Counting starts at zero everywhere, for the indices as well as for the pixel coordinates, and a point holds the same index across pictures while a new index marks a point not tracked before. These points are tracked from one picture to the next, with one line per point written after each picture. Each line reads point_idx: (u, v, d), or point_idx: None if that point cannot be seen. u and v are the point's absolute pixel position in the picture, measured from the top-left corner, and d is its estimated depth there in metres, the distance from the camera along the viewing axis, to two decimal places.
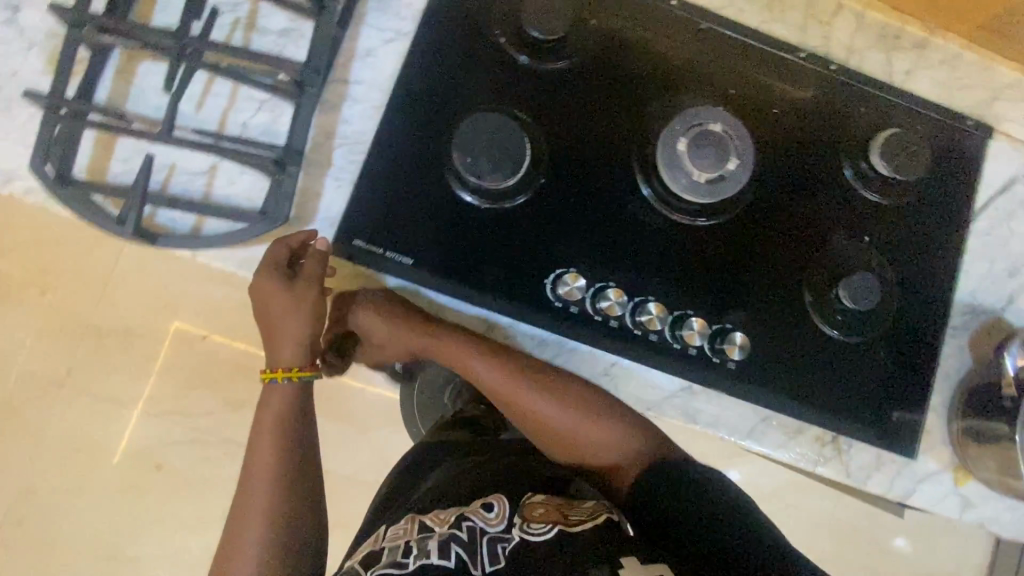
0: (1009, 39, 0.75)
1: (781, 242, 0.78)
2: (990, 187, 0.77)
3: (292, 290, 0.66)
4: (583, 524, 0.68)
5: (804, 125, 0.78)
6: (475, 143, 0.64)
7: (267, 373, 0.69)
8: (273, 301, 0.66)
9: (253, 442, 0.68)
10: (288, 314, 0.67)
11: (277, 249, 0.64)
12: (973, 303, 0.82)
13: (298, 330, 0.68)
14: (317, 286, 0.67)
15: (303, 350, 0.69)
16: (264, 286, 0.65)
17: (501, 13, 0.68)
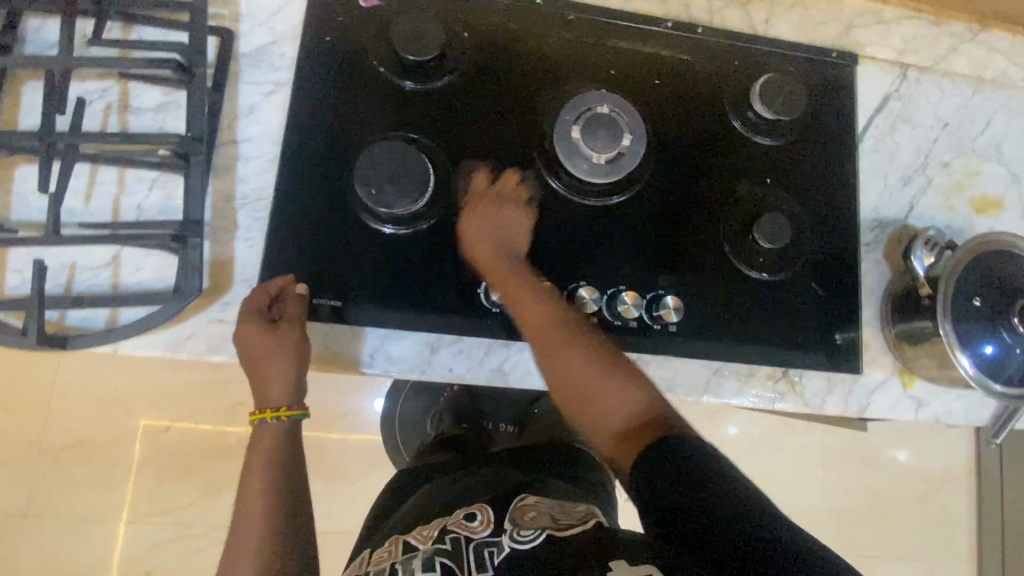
0: None
1: (689, 191, 0.72)
2: (867, 111, 0.79)
3: (272, 335, 0.60)
4: (571, 527, 0.62)
5: (691, 80, 0.75)
6: (375, 173, 0.63)
7: (257, 414, 0.65)
8: (256, 347, 0.61)
9: (247, 465, 0.64)
10: (274, 357, 0.61)
11: (256, 295, 0.61)
12: (879, 218, 0.77)
13: (283, 372, 0.62)
14: (301, 329, 0.62)
15: (292, 388, 0.64)
16: (247, 332, 0.61)
17: (362, 42, 0.69)
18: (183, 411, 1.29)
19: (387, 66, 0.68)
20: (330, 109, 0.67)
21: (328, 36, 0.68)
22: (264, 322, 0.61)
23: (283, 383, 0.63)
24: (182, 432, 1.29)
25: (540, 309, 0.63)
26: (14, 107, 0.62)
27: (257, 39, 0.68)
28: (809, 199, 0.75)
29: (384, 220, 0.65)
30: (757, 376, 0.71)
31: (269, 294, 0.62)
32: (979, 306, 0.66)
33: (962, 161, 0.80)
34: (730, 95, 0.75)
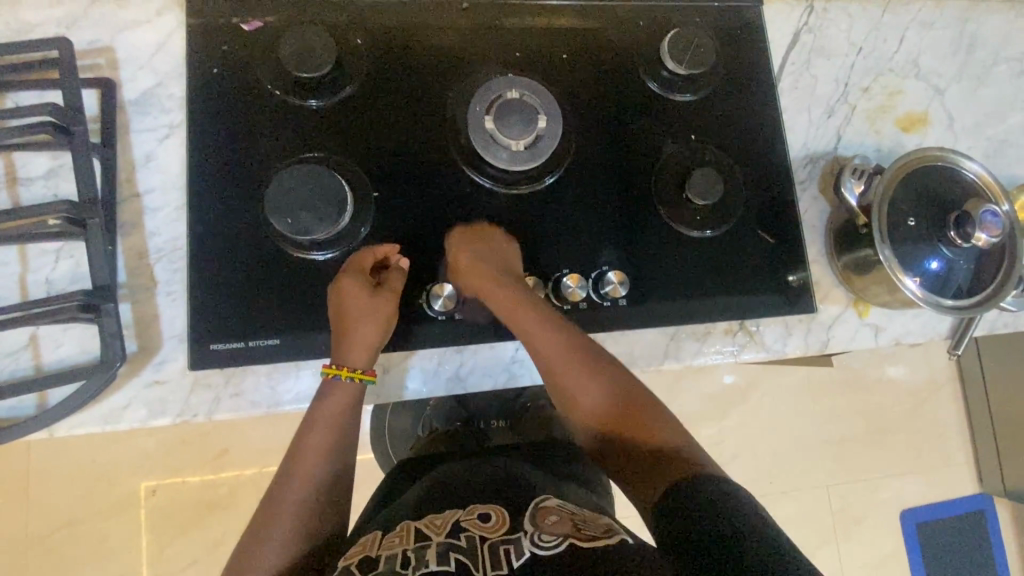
0: None
1: (616, 160, 0.71)
2: (780, 49, 0.78)
3: (374, 300, 0.61)
4: (596, 540, 0.55)
5: (598, 49, 0.73)
6: (290, 201, 0.60)
7: (330, 368, 0.61)
8: (353, 303, 0.60)
9: (307, 424, 0.62)
10: (370, 318, 0.60)
11: (365, 254, 0.63)
12: (809, 154, 0.77)
13: (373, 333, 0.61)
14: (396, 301, 0.63)
15: (376, 352, 0.62)
16: (349, 290, 0.61)
17: (251, 67, 0.66)
18: (167, 470, 1.26)
19: (282, 87, 0.65)
20: (232, 143, 0.64)
21: (214, 67, 0.65)
22: (367, 283, 0.62)
23: (369, 345, 0.61)
24: (170, 491, 1.25)
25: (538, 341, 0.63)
26: None
27: (141, 84, 0.65)
28: (737, 147, 0.74)
29: (302, 246, 0.62)
30: (715, 332, 0.71)
31: (375, 258, 0.64)
32: (914, 226, 0.66)
33: (881, 83, 0.80)
34: (641, 57, 0.73)
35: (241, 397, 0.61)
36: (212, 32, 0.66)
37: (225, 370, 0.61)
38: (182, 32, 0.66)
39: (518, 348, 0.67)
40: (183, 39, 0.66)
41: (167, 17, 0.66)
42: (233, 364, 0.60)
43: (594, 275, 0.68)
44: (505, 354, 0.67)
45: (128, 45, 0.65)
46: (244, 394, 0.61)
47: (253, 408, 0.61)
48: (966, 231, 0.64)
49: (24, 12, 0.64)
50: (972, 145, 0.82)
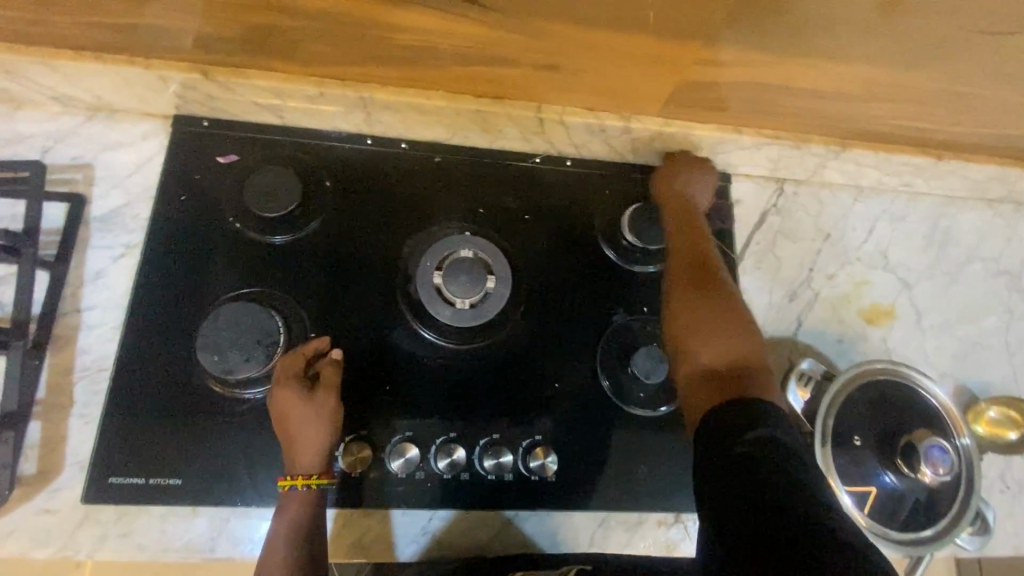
0: (721, 103, 0.69)
1: (564, 326, 0.71)
2: (746, 226, 0.79)
3: (312, 401, 0.59)
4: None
5: (562, 211, 0.75)
6: (222, 340, 0.60)
7: (285, 482, 0.57)
8: (292, 412, 0.58)
9: (265, 552, 0.55)
10: (315, 420, 0.58)
11: (292, 358, 0.60)
12: (767, 338, 0.75)
13: (321, 435, 0.58)
14: (337, 395, 0.61)
15: (328, 452, 0.59)
16: (284, 400, 0.58)
17: (217, 198, 0.68)
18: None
19: (242, 221, 0.67)
20: (184, 270, 0.65)
21: (183, 195, 0.68)
22: (301, 387, 0.60)
23: (318, 445, 0.58)
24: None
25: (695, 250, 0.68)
26: None
27: (110, 201, 0.67)
28: None
29: (223, 383, 0.62)
30: (648, 522, 0.67)
31: (305, 357, 0.61)
32: (860, 446, 0.63)
33: (847, 273, 0.80)
34: (602, 225, 0.74)
35: (128, 537, 0.58)
36: (189, 160, 0.69)
37: (120, 505, 0.58)
38: (161, 156, 0.69)
39: (431, 516, 0.63)
40: (161, 163, 0.69)
41: (151, 141, 0.70)
42: (129, 501, 0.58)
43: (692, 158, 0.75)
44: (419, 524, 0.63)
45: (107, 163, 0.68)
46: (133, 533, 0.58)
47: (139, 551, 0.58)
48: (913, 463, 0.61)
49: (18, 122, 0.68)
50: (941, 344, 0.80)
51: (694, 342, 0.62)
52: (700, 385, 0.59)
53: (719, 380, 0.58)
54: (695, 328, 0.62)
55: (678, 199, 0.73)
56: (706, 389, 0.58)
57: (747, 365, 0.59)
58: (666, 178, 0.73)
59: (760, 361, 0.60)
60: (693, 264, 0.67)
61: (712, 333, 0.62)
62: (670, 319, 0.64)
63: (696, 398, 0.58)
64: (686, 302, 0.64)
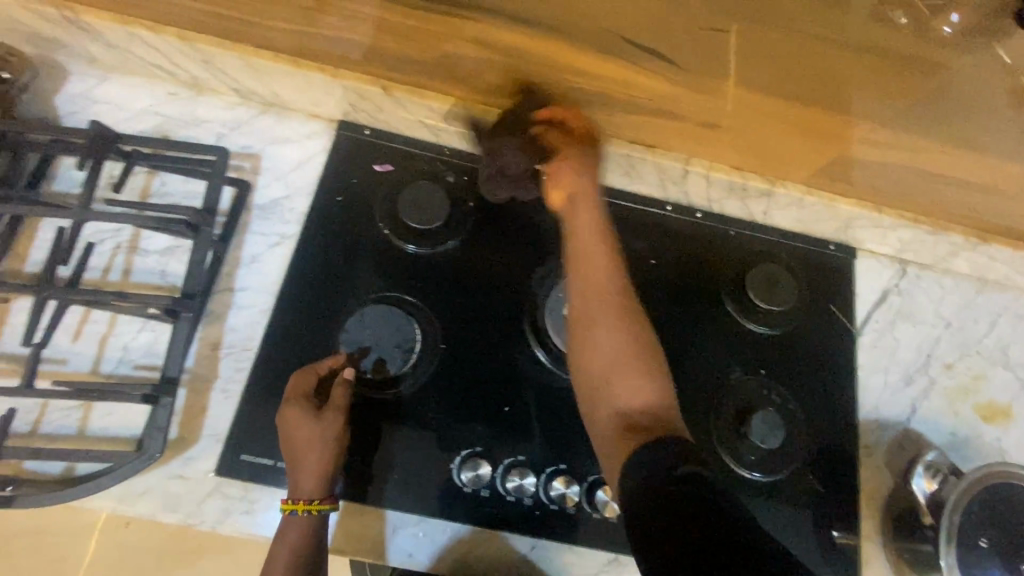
0: (870, 179, 0.69)
1: (677, 374, 0.71)
2: (866, 302, 0.78)
3: (319, 421, 0.58)
4: None
5: (687, 261, 0.76)
6: (363, 339, 0.64)
7: (286, 504, 0.56)
8: (296, 431, 0.58)
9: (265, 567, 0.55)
10: (318, 443, 0.58)
11: (306, 374, 0.61)
12: (880, 419, 0.74)
13: (322, 457, 0.58)
14: (345, 419, 0.60)
15: (330, 478, 0.58)
16: (291, 418, 0.58)
17: (368, 203, 0.72)
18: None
19: (390, 228, 0.71)
20: (330, 266, 0.69)
21: (339, 196, 0.72)
22: (308, 406, 0.59)
23: (319, 470, 0.57)
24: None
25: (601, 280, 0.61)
26: (30, 240, 0.65)
27: (271, 192, 0.71)
28: (804, 392, 0.73)
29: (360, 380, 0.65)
30: None
31: (318, 374, 0.61)
32: (987, 547, 0.60)
33: (964, 365, 0.78)
34: (726, 279, 0.75)
35: (250, 514, 0.60)
36: (348, 164, 0.73)
37: (246, 483, 0.61)
38: (321, 156, 0.74)
39: (534, 545, 0.64)
40: (320, 162, 0.73)
41: (315, 141, 0.74)
42: (256, 480, 0.61)
43: (574, 147, 0.66)
44: (521, 550, 0.64)
45: (273, 156, 0.73)
46: (255, 512, 0.60)
47: (259, 531, 0.60)
48: None
49: (199, 107, 0.74)
50: None
51: (604, 387, 0.57)
52: (615, 435, 0.54)
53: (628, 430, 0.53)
54: (603, 369, 0.57)
55: (582, 206, 0.65)
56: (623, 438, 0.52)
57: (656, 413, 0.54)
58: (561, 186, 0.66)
59: (666, 389, 0.57)
60: (605, 292, 0.61)
61: (618, 372, 0.57)
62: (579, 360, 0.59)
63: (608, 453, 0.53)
64: (597, 341, 0.58)
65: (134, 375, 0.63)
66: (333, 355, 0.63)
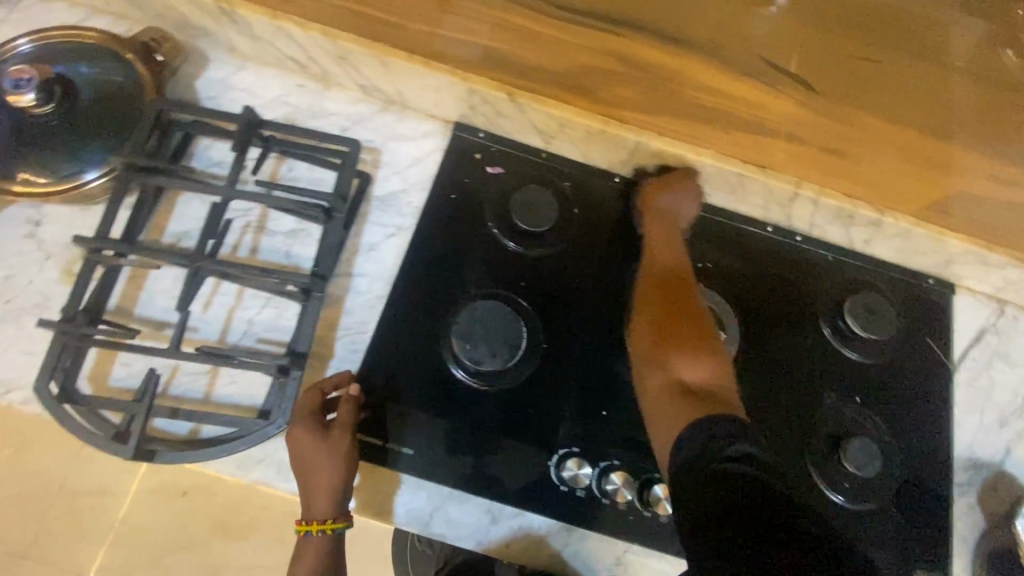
0: (983, 217, 0.69)
1: (770, 393, 0.72)
2: (963, 339, 0.78)
3: (325, 441, 0.59)
4: None
5: (785, 282, 0.76)
6: (473, 331, 0.66)
7: (301, 525, 0.59)
8: (304, 452, 0.58)
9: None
10: (325, 463, 0.58)
11: (311, 394, 0.61)
12: (972, 458, 0.73)
13: (331, 478, 0.58)
14: (352, 437, 0.60)
15: (341, 499, 0.59)
16: (298, 439, 0.59)
17: (479, 202, 0.75)
18: (177, 496, 1.17)
19: (499, 227, 0.74)
20: (442, 260, 0.72)
21: (452, 194, 0.75)
22: (315, 424, 0.60)
23: (328, 490, 0.58)
24: (165, 510, 1.15)
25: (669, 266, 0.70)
26: (168, 212, 0.70)
27: (389, 185, 0.74)
28: (896, 423, 0.73)
29: (469, 373, 0.67)
30: None
31: (324, 392, 0.62)
32: None
33: None
34: (823, 303, 0.76)
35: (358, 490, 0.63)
36: (462, 163, 0.76)
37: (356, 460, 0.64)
38: (437, 155, 0.77)
39: (626, 549, 0.65)
40: (436, 160, 0.76)
41: (431, 139, 0.77)
42: (366, 459, 0.64)
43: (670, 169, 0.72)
44: (611, 552, 0.65)
45: (392, 151, 0.76)
46: (363, 490, 0.63)
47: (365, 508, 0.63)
48: None
49: (326, 100, 0.77)
50: None
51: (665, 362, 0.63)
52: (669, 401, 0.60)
53: (681, 397, 0.59)
54: (670, 346, 0.63)
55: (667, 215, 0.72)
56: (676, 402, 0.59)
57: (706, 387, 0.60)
58: (660, 195, 0.71)
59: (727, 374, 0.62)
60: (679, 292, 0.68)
61: (685, 350, 0.62)
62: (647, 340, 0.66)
63: (660, 417, 0.60)
64: (665, 326, 0.65)
65: (257, 347, 0.66)
66: (340, 372, 0.64)
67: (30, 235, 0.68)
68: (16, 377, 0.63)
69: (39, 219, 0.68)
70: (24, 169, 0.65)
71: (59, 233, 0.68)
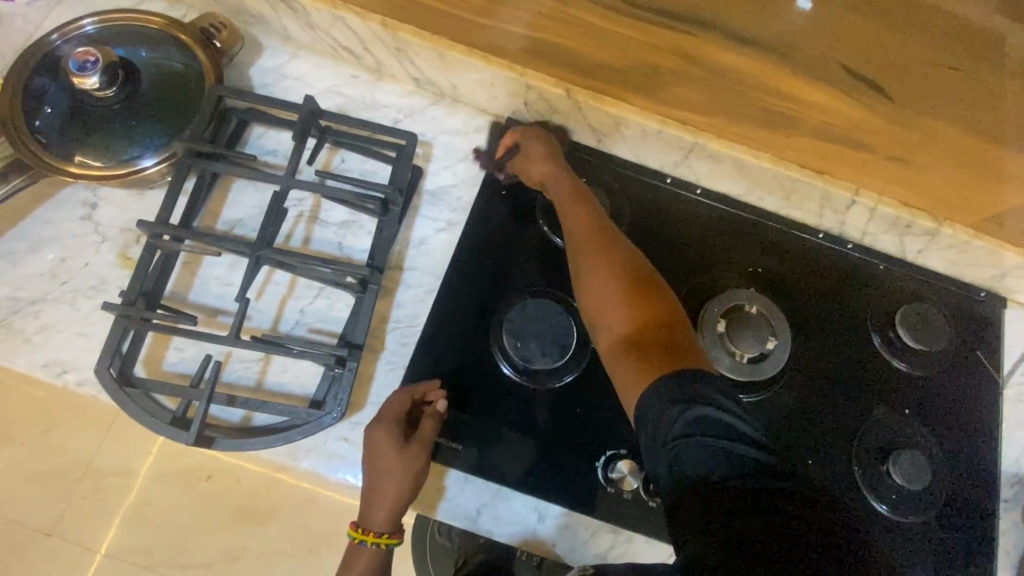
0: None
1: (818, 400, 0.71)
2: (1013, 354, 0.77)
3: (402, 454, 0.59)
4: None
5: (835, 290, 0.76)
6: (524, 329, 0.66)
7: (356, 533, 0.60)
8: (381, 461, 0.59)
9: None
10: (398, 477, 0.58)
11: (398, 401, 0.62)
12: (1020, 473, 0.73)
13: (400, 493, 0.59)
14: (426, 453, 0.60)
15: (398, 516, 0.60)
16: (377, 445, 0.59)
17: (529, 199, 0.75)
18: (201, 481, 1.15)
19: (549, 225, 0.73)
20: (492, 255, 0.72)
21: (502, 190, 0.75)
22: (396, 434, 0.60)
23: (393, 506, 0.59)
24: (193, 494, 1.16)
25: (586, 216, 0.65)
26: (222, 199, 0.70)
27: (440, 179, 0.74)
28: (944, 436, 0.72)
29: (517, 370, 0.67)
30: None
31: (409, 402, 0.62)
32: None
33: None
34: (873, 313, 0.75)
35: None
36: None
37: None
38: (488, 150, 0.76)
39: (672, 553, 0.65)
40: (487, 156, 0.76)
41: (482, 135, 0.77)
42: None
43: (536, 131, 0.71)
44: (659, 555, 0.64)
45: (443, 145, 0.76)
46: None
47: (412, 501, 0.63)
48: None
49: (379, 93, 0.77)
50: None
51: (608, 325, 0.58)
52: (622, 356, 0.55)
53: (639, 350, 0.54)
54: (620, 299, 0.58)
55: (550, 165, 0.69)
56: (636, 357, 0.53)
57: (660, 330, 0.55)
58: (526, 157, 0.70)
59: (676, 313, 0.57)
60: (606, 241, 0.62)
61: (632, 300, 0.57)
62: (586, 305, 0.61)
63: (620, 375, 0.54)
64: (595, 285, 0.59)
65: (309, 337, 0.66)
66: (428, 381, 0.64)
67: (86, 218, 0.68)
68: (73, 359, 0.63)
69: (94, 202, 0.68)
70: (81, 155, 0.64)
71: (113, 217, 0.68)
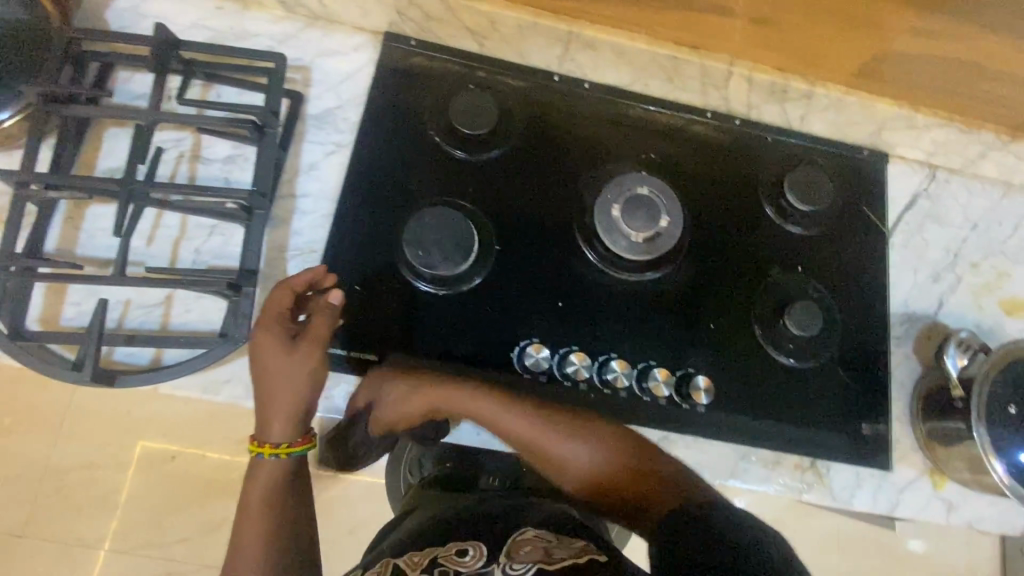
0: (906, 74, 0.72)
1: (718, 271, 0.75)
2: (898, 204, 0.81)
3: (291, 354, 0.60)
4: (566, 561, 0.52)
5: (726, 167, 0.78)
6: (421, 239, 0.66)
7: (254, 445, 0.61)
8: (272, 367, 0.60)
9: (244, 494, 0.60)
10: (291, 379, 0.60)
11: (281, 298, 0.61)
12: (908, 312, 0.78)
13: (295, 398, 0.60)
14: (319, 348, 0.61)
15: (298, 422, 0.61)
16: (264, 346, 0.60)
17: (418, 113, 0.74)
18: None
19: (441, 135, 0.73)
20: (386, 173, 0.72)
21: (389, 107, 0.74)
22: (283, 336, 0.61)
23: (289, 414, 0.60)
24: None
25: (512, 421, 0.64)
26: (95, 149, 0.67)
27: (323, 103, 0.73)
28: (836, 288, 0.77)
29: (425, 281, 0.68)
30: (784, 464, 0.71)
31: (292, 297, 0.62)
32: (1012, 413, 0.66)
33: (990, 264, 0.81)
34: (764, 184, 0.78)
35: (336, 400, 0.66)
36: (397, 75, 0.74)
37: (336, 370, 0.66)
38: (370, 68, 0.74)
39: None
40: (369, 74, 0.74)
41: (361, 53, 0.75)
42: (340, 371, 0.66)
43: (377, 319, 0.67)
44: None
45: (322, 68, 0.73)
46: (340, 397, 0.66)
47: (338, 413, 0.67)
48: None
49: (246, 21, 0.73)
50: None
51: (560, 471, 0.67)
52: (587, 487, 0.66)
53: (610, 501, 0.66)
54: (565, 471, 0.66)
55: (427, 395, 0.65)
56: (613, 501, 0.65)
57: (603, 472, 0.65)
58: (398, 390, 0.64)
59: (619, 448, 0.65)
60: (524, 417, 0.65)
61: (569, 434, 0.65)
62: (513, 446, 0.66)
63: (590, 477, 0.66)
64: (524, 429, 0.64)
65: None
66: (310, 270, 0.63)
67: None
68: None
69: None
70: None
71: None
